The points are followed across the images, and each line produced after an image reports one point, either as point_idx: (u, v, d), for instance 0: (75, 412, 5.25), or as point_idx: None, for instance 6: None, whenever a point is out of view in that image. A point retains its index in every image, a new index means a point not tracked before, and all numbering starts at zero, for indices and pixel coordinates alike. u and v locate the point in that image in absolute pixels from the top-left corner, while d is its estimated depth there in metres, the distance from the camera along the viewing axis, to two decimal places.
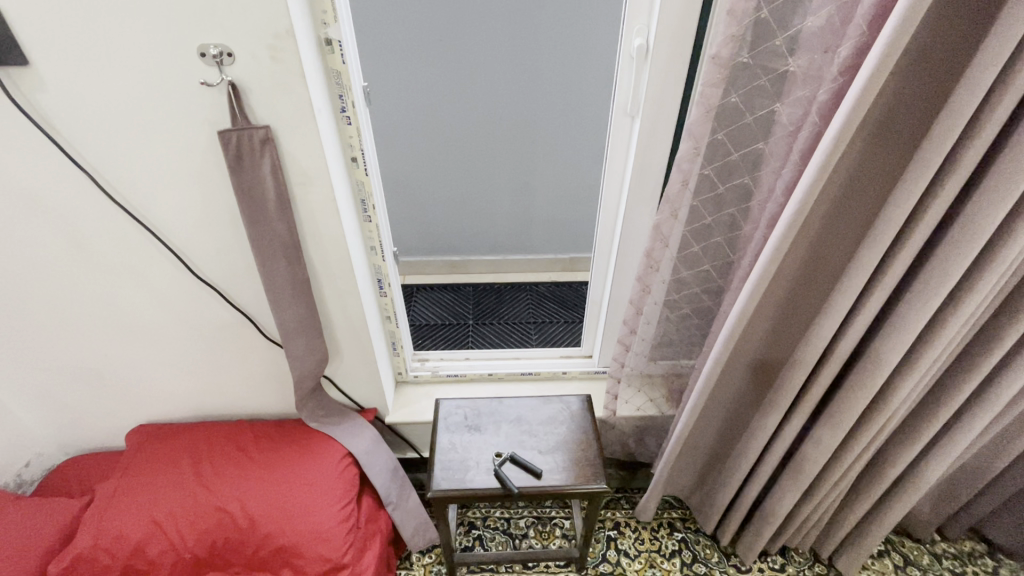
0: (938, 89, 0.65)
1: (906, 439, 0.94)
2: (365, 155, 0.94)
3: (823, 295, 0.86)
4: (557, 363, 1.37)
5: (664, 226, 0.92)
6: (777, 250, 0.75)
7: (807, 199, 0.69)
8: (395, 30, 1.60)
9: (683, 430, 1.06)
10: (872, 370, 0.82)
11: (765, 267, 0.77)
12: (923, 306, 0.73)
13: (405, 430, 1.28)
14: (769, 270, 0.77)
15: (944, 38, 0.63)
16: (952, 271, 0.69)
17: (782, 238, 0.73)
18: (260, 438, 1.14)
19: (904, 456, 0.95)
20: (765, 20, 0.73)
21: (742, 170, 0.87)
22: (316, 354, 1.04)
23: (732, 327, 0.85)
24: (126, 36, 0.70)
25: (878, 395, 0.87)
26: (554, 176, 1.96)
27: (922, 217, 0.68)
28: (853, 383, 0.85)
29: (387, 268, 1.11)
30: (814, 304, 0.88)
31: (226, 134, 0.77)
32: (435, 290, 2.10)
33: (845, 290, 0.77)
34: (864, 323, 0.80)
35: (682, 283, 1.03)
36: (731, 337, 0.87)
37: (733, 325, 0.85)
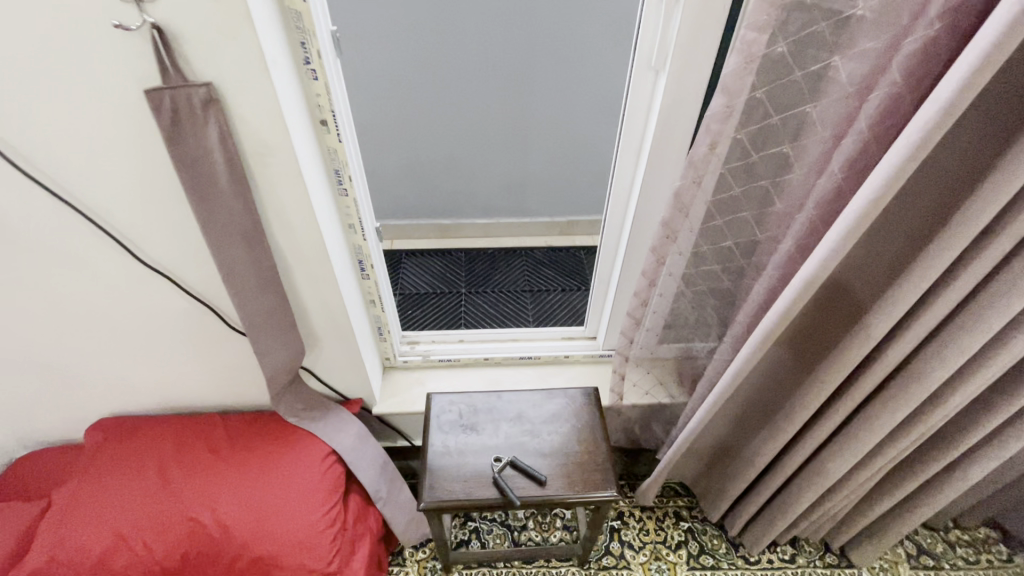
0: None
1: (942, 446, 0.84)
2: (336, 117, 0.79)
3: (875, 288, 0.72)
4: (558, 346, 1.27)
5: (685, 194, 0.78)
6: (841, 243, 0.62)
7: (890, 187, 0.56)
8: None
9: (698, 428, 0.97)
10: (921, 376, 0.71)
11: (824, 261, 0.64)
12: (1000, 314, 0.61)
13: (394, 420, 1.19)
14: (831, 265, 0.65)
15: None
16: None
17: (853, 227, 0.60)
18: (234, 435, 1.03)
19: (941, 461, 0.86)
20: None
21: (784, 135, 0.72)
22: (289, 347, 0.92)
23: (772, 324, 0.74)
24: None
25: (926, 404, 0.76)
26: (552, 134, 1.79)
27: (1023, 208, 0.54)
28: (898, 388, 0.75)
29: (368, 247, 0.97)
30: (866, 298, 0.74)
31: (157, 94, 0.61)
32: (425, 257, 1.96)
33: (906, 293, 0.65)
34: (923, 331, 0.67)
35: (699, 258, 0.90)
36: (768, 336, 0.76)
37: (773, 322, 0.74)
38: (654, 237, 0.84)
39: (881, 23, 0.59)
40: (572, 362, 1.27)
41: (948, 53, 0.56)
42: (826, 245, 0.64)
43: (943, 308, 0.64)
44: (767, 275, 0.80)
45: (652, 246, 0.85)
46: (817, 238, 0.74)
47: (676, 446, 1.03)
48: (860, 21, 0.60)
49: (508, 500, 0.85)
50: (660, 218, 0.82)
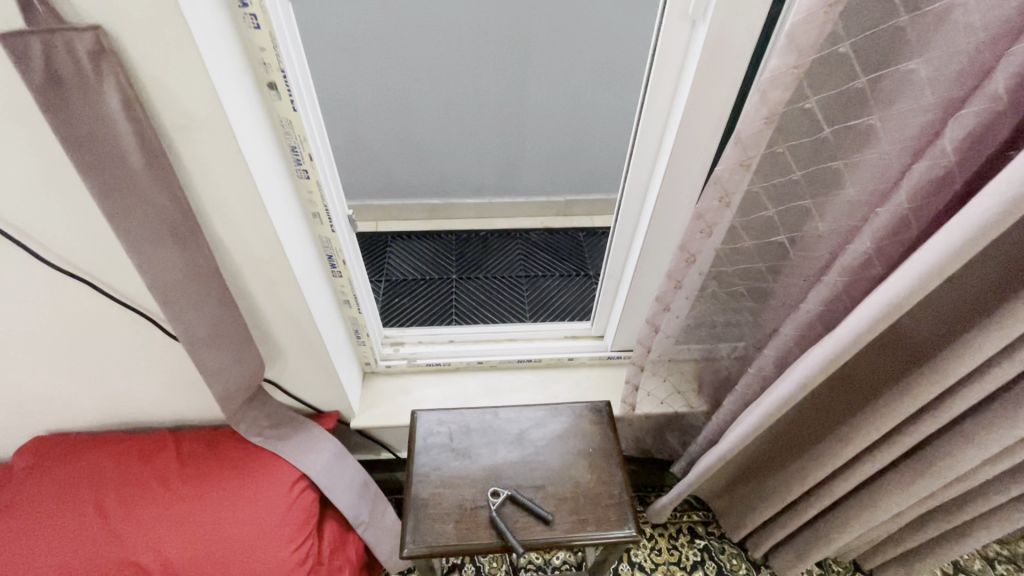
0: None
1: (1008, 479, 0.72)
2: (288, 80, 0.61)
3: (986, 298, 0.57)
4: (561, 347, 1.13)
5: (732, 176, 0.63)
6: (961, 252, 0.46)
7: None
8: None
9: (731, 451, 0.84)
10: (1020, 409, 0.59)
11: (936, 270, 0.48)
12: None
13: (377, 434, 1.05)
14: (948, 274, 0.48)
15: None
16: None
17: (981, 232, 0.45)
18: (185, 461, 0.88)
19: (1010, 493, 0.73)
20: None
21: (867, 102, 0.56)
22: (244, 362, 0.77)
23: (841, 349, 0.59)
24: None
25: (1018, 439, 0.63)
26: (552, 104, 1.62)
27: None
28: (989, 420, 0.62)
29: (338, 240, 0.81)
30: (968, 312, 0.59)
31: (19, 38, 0.44)
32: (414, 240, 1.79)
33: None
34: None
35: (736, 254, 0.74)
36: (836, 360, 0.61)
37: (844, 344, 0.59)
38: (686, 233, 0.70)
39: None
40: (576, 365, 1.14)
41: None
42: (935, 250, 0.48)
43: None
44: (828, 281, 0.66)
45: (681, 240, 0.71)
46: (900, 236, 0.59)
47: (704, 466, 0.91)
48: None
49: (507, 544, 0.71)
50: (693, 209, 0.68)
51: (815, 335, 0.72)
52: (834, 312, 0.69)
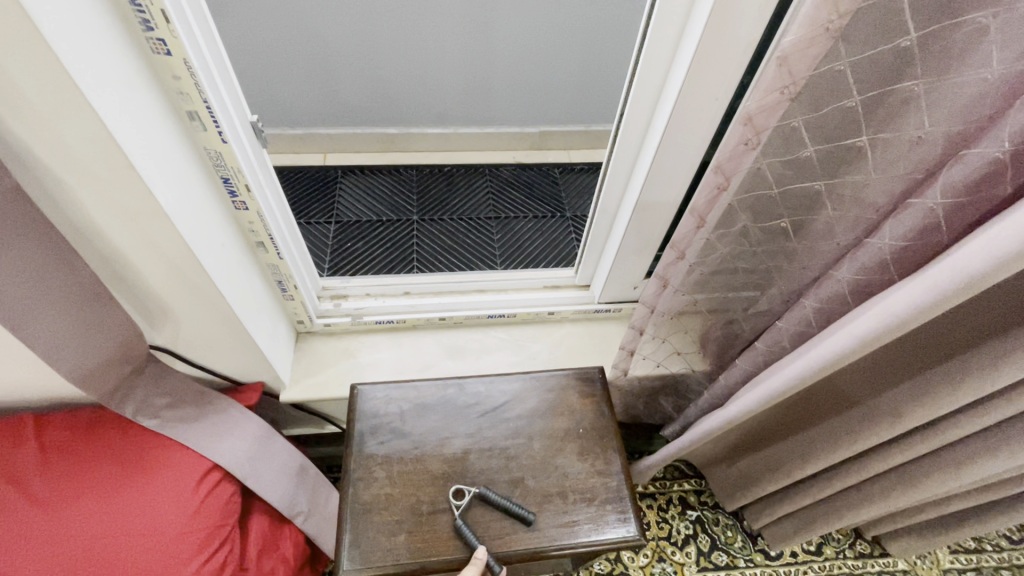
0: None
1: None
2: None
3: None
4: (539, 300, 0.94)
5: (806, 50, 0.43)
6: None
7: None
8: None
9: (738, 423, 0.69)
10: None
11: None
12: None
13: (317, 407, 0.86)
14: None
15: None
16: None
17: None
18: (51, 455, 0.67)
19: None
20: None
21: None
22: (99, 324, 0.55)
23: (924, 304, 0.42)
24: None
25: None
26: (529, 9, 1.33)
27: None
28: None
29: (234, 156, 0.58)
30: None
31: None
32: (367, 175, 1.53)
33: None
34: None
35: (786, 166, 0.53)
36: (909, 319, 0.44)
37: (942, 296, 0.41)
38: (723, 144, 0.52)
39: None
40: (557, 320, 0.96)
41: None
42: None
43: None
44: (921, 205, 0.46)
45: (715, 156, 0.54)
46: None
47: (698, 434, 0.75)
48: None
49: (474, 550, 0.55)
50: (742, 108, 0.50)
51: (884, 284, 0.54)
52: (920, 252, 0.49)
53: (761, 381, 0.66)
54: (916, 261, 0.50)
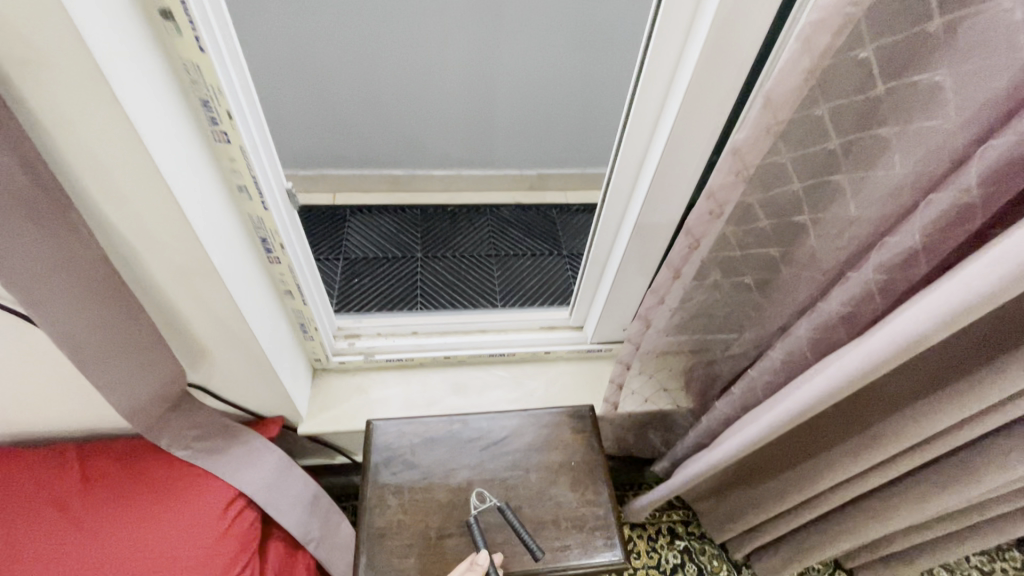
0: None
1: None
2: (189, 8, 0.46)
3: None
4: (537, 340, 1.02)
5: (755, 145, 0.51)
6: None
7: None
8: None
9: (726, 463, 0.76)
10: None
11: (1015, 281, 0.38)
12: None
13: (331, 440, 0.93)
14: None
15: None
16: None
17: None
18: (92, 484, 0.74)
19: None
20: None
21: (939, 53, 0.42)
22: (148, 368, 0.63)
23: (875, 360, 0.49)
24: None
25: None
26: (526, 67, 1.48)
27: None
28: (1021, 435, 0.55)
29: (273, 220, 0.67)
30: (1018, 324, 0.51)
31: None
32: (374, 214, 1.63)
33: None
34: None
35: (747, 234, 0.62)
36: (866, 372, 0.51)
37: (881, 358, 0.49)
38: (693, 213, 0.59)
39: None
40: (553, 358, 1.04)
41: None
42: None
43: None
44: (858, 278, 0.55)
45: (688, 222, 0.60)
46: (958, 232, 0.46)
47: (691, 473, 0.82)
48: None
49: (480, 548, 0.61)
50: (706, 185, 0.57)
51: (836, 340, 0.62)
52: (862, 314, 0.58)
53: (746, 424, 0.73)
54: (862, 321, 0.59)
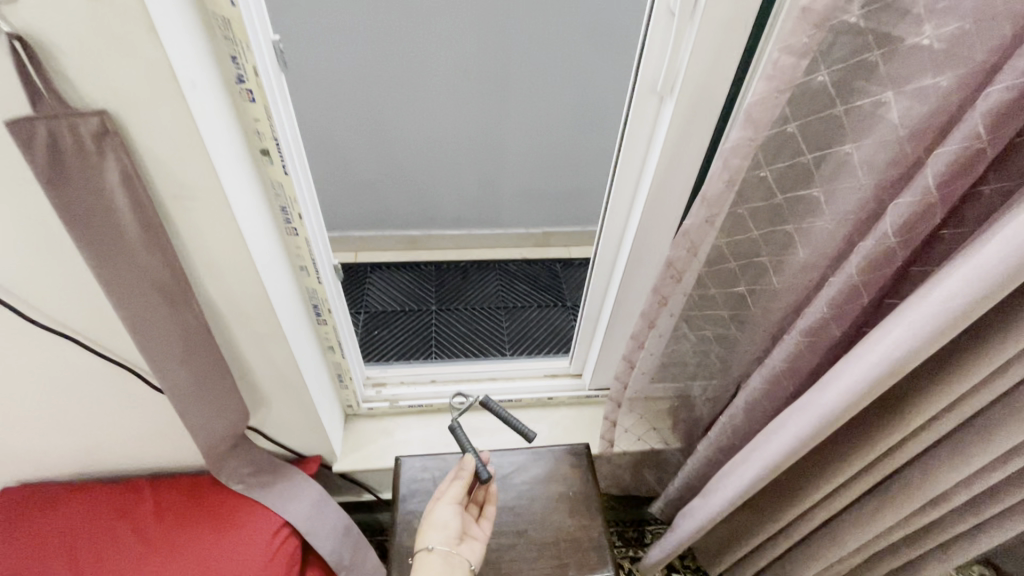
0: None
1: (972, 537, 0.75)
2: (281, 148, 0.65)
3: None
4: (541, 387, 1.16)
5: (699, 233, 0.66)
6: (966, 312, 0.47)
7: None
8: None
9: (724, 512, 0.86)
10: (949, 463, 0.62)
11: (905, 359, 0.53)
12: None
13: (360, 478, 1.06)
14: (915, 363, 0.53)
15: None
16: None
17: (974, 305, 0.47)
18: (163, 512, 0.88)
19: None
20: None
21: (816, 177, 0.58)
22: (226, 413, 0.77)
23: (837, 412, 0.61)
24: None
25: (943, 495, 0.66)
26: (528, 143, 1.66)
27: None
28: (922, 473, 0.65)
29: (324, 290, 0.83)
30: None
31: (23, 125, 0.45)
32: (394, 270, 1.80)
33: (945, 387, 0.56)
34: (949, 423, 0.58)
35: (704, 299, 0.77)
36: (830, 422, 0.63)
37: (829, 417, 0.62)
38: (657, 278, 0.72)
39: (948, 60, 0.45)
40: (556, 403, 1.17)
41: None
42: (928, 320, 0.50)
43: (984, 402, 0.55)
44: (789, 340, 0.67)
45: (655, 285, 0.73)
46: (853, 305, 0.60)
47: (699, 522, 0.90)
48: (922, 50, 0.46)
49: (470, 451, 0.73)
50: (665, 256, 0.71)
51: (784, 388, 0.74)
52: (800, 367, 0.71)
53: (733, 468, 0.83)
54: (799, 371, 0.71)
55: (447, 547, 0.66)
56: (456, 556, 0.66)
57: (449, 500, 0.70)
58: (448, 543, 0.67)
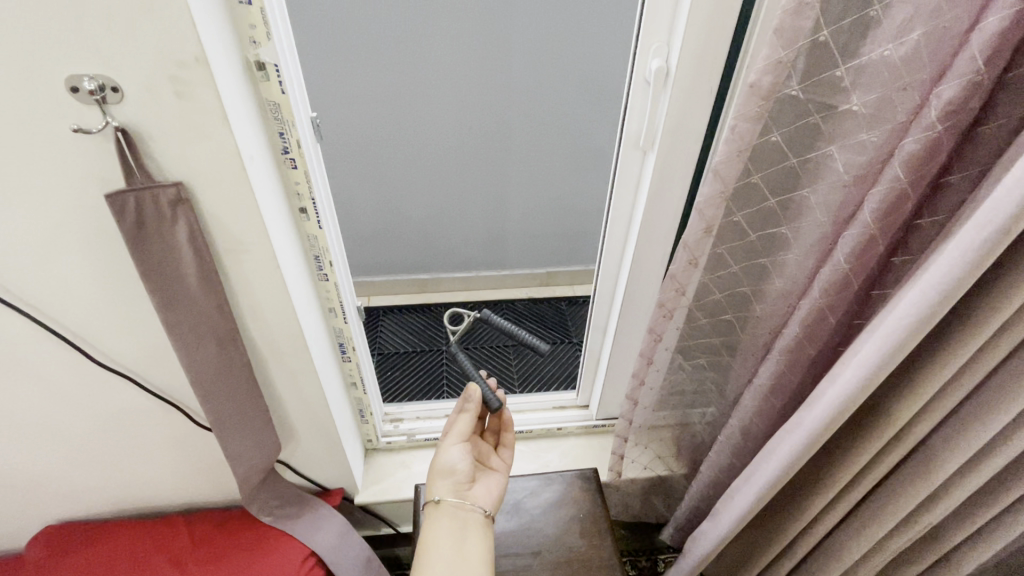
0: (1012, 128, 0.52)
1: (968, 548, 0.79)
2: (317, 205, 0.75)
3: None
4: (550, 418, 1.22)
5: (685, 271, 0.73)
6: (915, 331, 0.53)
7: (972, 272, 0.48)
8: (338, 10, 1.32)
9: (728, 536, 0.88)
10: (927, 470, 0.67)
11: (866, 381, 0.58)
12: (998, 420, 0.59)
13: (379, 510, 1.11)
14: (874, 385, 0.58)
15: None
16: None
17: (923, 322, 0.52)
18: (198, 544, 0.94)
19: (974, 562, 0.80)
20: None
21: (781, 217, 0.67)
22: (262, 445, 0.84)
23: (817, 431, 0.65)
24: None
25: (933, 505, 0.71)
26: (531, 191, 1.77)
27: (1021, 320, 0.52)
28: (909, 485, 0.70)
29: (349, 330, 0.92)
30: None
31: (119, 197, 0.55)
32: (405, 312, 1.88)
33: (908, 398, 0.62)
34: (923, 432, 0.64)
35: (695, 330, 0.83)
36: (814, 441, 0.67)
37: (810, 439, 0.67)
38: (652, 315, 0.79)
39: (873, 119, 0.55)
40: (565, 434, 1.23)
41: (937, 165, 0.52)
42: (885, 340, 0.55)
43: (945, 411, 0.62)
44: (772, 361, 0.74)
45: (649, 323, 0.79)
46: (824, 326, 0.68)
47: (706, 549, 0.92)
48: (853, 114, 0.56)
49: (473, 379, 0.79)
50: (657, 297, 0.78)
51: (773, 407, 0.81)
52: (784, 387, 0.78)
53: (733, 492, 0.87)
54: (783, 390, 0.78)
55: (456, 487, 0.76)
56: (466, 494, 0.76)
57: (453, 441, 0.78)
58: (457, 483, 0.76)
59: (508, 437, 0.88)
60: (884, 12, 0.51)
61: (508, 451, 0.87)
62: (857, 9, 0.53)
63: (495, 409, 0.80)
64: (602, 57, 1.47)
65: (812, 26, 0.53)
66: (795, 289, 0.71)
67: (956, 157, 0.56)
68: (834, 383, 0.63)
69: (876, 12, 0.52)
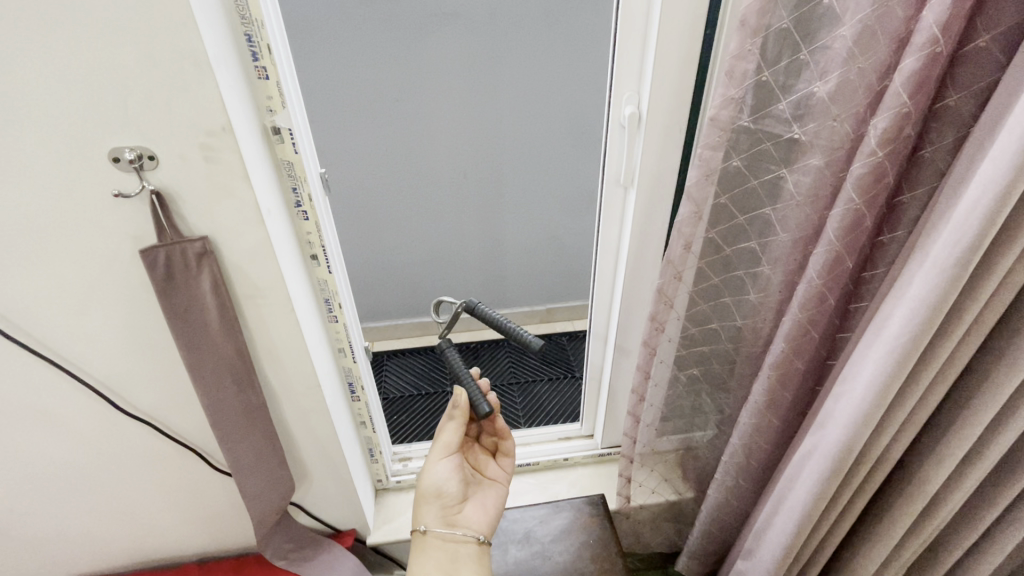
0: (947, 154, 0.58)
1: (976, 555, 0.80)
2: (327, 252, 0.81)
3: None
4: (556, 449, 1.25)
5: (670, 288, 0.78)
6: (914, 342, 0.56)
7: (940, 283, 0.53)
8: (339, 76, 1.43)
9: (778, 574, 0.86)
10: (921, 473, 0.70)
11: (880, 396, 0.61)
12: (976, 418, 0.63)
13: (391, 550, 1.11)
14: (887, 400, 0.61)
15: (954, 103, 0.56)
16: (1006, 386, 0.60)
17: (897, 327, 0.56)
18: None
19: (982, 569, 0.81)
20: (787, 33, 0.59)
21: (750, 232, 0.74)
22: (277, 486, 0.87)
23: (834, 451, 0.67)
24: (35, 157, 0.56)
25: (931, 508, 0.73)
26: (526, 231, 1.85)
27: (980, 321, 0.57)
28: (906, 490, 0.73)
29: (358, 368, 0.96)
30: None
31: (151, 252, 0.61)
32: (408, 355, 1.92)
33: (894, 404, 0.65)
34: (910, 432, 0.68)
35: (687, 349, 0.87)
36: (838, 464, 0.69)
37: (832, 460, 0.68)
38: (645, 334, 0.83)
39: (819, 143, 0.62)
40: (571, 464, 1.25)
41: (885, 185, 0.58)
42: (885, 356, 0.58)
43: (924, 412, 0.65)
44: (764, 377, 0.78)
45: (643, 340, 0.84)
46: (808, 338, 0.72)
47: None
48: (803, 142, 0.63)
49: (461, 383, 0.76)
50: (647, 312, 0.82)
51: (770, 423, 0.84)
52: (779, 400, 0.81)
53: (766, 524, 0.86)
54: (779, 404, 0.81)
55: (443, 510, 0.79)
56: (456, 517, 0.80)
57: (435, 461, 0.81)
58: (444, 507, 0.80)
59: (506, 444, 0.90)
60: (812, 56, 0.59)
61: (508, 458, 0.89)
62: (789, 54, 0.60)
63: (484, 415, 0.73)
64: (583, 105, 1.57)
65: (754, 69, 0.61)
66: (774, 303, 0.76)
67: (905, 180, 0.63)
68: (847, 402, 0.65)
69: (804, 56, 0.60)
